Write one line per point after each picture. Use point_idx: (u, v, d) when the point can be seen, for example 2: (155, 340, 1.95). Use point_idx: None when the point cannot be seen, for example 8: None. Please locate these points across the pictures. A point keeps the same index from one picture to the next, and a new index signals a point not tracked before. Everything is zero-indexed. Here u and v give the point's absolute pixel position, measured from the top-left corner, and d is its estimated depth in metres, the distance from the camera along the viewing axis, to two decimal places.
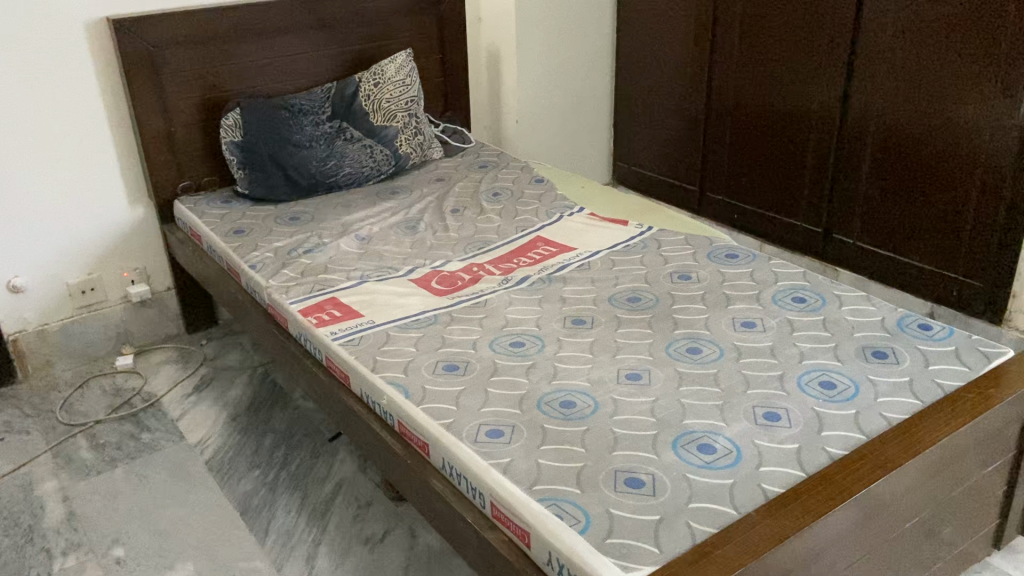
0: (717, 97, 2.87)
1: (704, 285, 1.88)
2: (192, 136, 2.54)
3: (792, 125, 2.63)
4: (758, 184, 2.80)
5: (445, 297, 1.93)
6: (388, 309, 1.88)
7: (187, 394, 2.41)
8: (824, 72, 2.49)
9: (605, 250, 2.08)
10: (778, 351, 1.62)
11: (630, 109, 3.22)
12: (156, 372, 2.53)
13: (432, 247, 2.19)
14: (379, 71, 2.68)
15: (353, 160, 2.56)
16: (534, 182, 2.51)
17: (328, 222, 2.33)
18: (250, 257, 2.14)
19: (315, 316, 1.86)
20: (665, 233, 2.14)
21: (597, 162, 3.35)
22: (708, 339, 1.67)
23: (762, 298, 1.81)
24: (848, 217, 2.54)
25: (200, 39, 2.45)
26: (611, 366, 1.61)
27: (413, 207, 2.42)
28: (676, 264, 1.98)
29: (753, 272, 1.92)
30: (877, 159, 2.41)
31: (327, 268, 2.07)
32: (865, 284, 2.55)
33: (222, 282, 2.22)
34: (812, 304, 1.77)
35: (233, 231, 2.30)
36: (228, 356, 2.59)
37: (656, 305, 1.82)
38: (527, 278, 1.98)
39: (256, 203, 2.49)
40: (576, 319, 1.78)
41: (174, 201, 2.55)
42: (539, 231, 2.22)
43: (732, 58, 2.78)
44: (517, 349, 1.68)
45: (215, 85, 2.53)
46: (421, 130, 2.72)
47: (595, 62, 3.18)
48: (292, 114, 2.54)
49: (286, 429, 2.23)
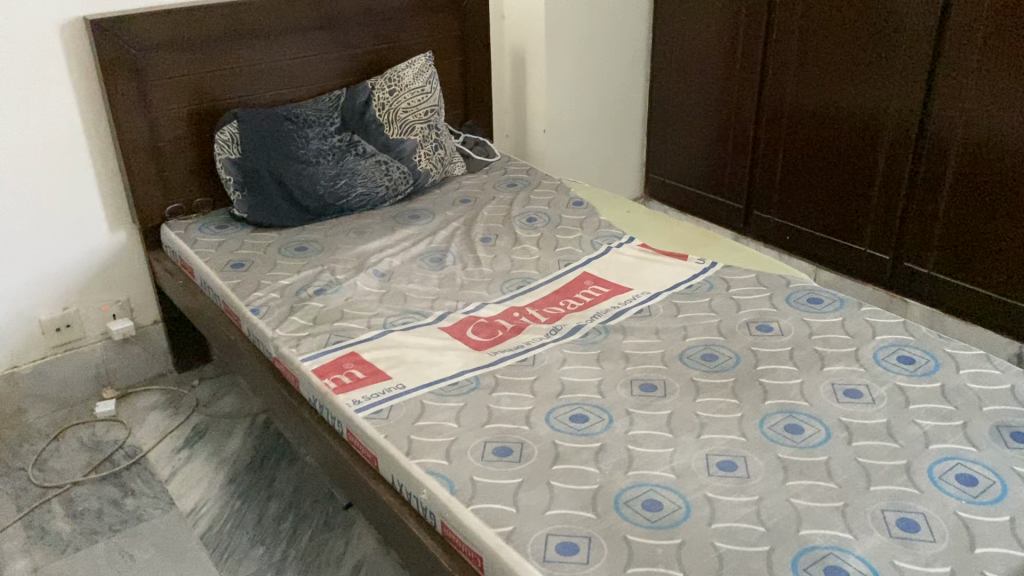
0: (769, 107, 2.61)
1: (790, 338, 1.61)
2: (183, 151, 2.24)
3: (859, 140, 2.36)
4: (817, 203, 2.54)
5: (486, 350, 1.65)
6: (420, 369, 1.59)
7: (176, 448, 2.14)
8: (899, 83, 2.22)
9: (665, 292, 1.81)
10: (897, 431, 1.34)
11: (669, 117, 2.97)
12: (143, 421, 2.25)
13: (463, 286, 1.90)
14: (396, 77, 2.39)
15: (365, 179, 2.27)
16: (572, 205, 2.24)
17: (342, 254, 2.04)
18: (252, 299, 1.85)
19: (333, 378, 1.58)
20: (732, 271, 1.86)
21: (626, 174, 3.09)
22: (809, 414, 1.39)
23: (862, 357, 1.53)
24: (922, 246, 2.27)
25: (194, 41, 2.15)
26: (696, 451, 1.33)
27: (437, 234, 2.13)
28: (752, 311, 1.70)
29: (844, 321, 1.65)
30: (960, 182, 2.14)
31: (343, 313, 1.79)
32: (939, 319, 2.28)
33: (220, 324, 1.94)
34: (924, 366, 1.49)
35: (231, 264, 2.01)
36: (224, 401, 2.32)
37: (738, 365, 1.54)
38: (580, 326, 1.70)
39: (257, 229, 2.18)
40: (645, 384, 1.51)
41: (162, 226, 2.26)
42: (584, 266, 1.94)
43: (788, 64, 2.51)
44: (579, 425, 1.40)
45: (211, 94, 2.23)
46: (441, 143, 2.42)
47: (629, 64, 2.90)
48: (296, 126, 2.24)
49: (294, 494, 1.95)
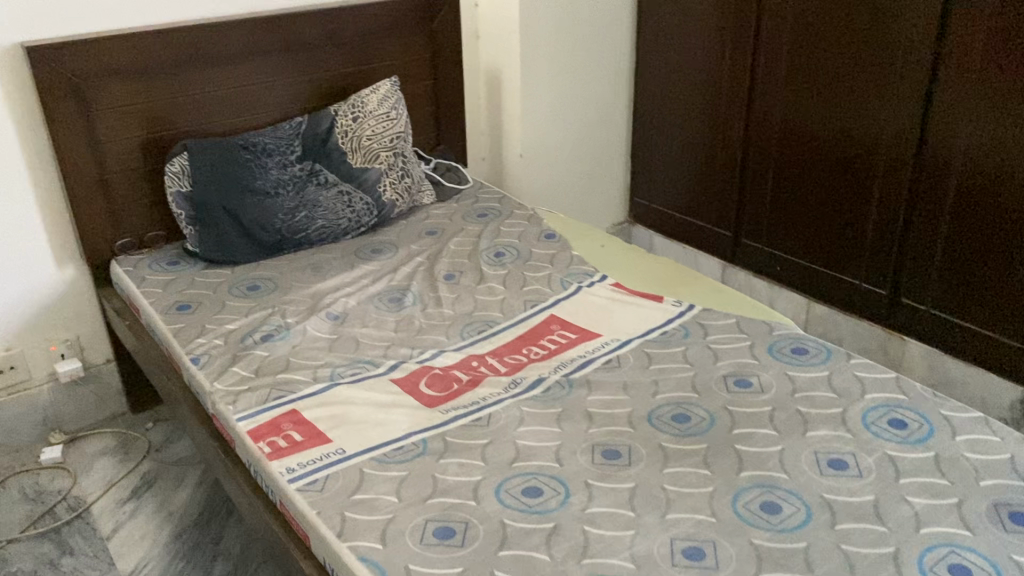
0: (758, 131, 2.47)
1: (771, 397, 1.47)
2: (133, 182, 2.10)
3: (852, 168, 2.22)
4: (809, 233, 2.39)
5: (437, 408, 1.50)
6: (364, 431, 1.44)
7: (122, 499, 2.00)
8: (894, 107, 2.08)
9: (637, 338, 1.67)
10: (885, 511, 1.20)
11: (654, 139, 2.84)
12: (90, 469, 2.10)
13: (421, 330, 1.76)
14: (359, 103, 2.28)
15: (326, 211, 2.14)
16: (545, 238, 2.11)
17: (295, 293, 1.90)
18: (193, 346, 1.71)
19: (268, 441, 1.43)
20: (710, 315, 1.73)
21: (611, 198, 2.96)
22: (788, 490, 1.25)
23: (848, 420, 1.39)
24: (920, 281, 2.12)
25: (142, 66, 2.02)
26: (660, 534, 1.19)
27: (398, 271, 1.99)
28: (730, 363, 1.57)
29: (831, 377, 1.51)
30: (960, 214, 1.99)
31: (288, 363, 1.64)
32: (938, 359, 2.13)
33: (162, 371, 1.80)
34: (916, 431, 1.35)
35: (176, 306, 1.87)
36: (178, 446, 2.18)
37: (712, 428, 1.40)
38: (542, 379, 1.56)
39: (209, 266, 2.05)
40: (608, 450, 1.36)
41: (111, 261, 2.12)
42: (552, 308, 1.80)
43: (778, 86, 2.37)
44: (532, 501, 1.26)
45: (162, 122, 2.10)
46: (408, 171, 2.30)
47: (611, 84, 2.77)
48: (253, 156, 2.11)
49: (241, 554, 1.81)
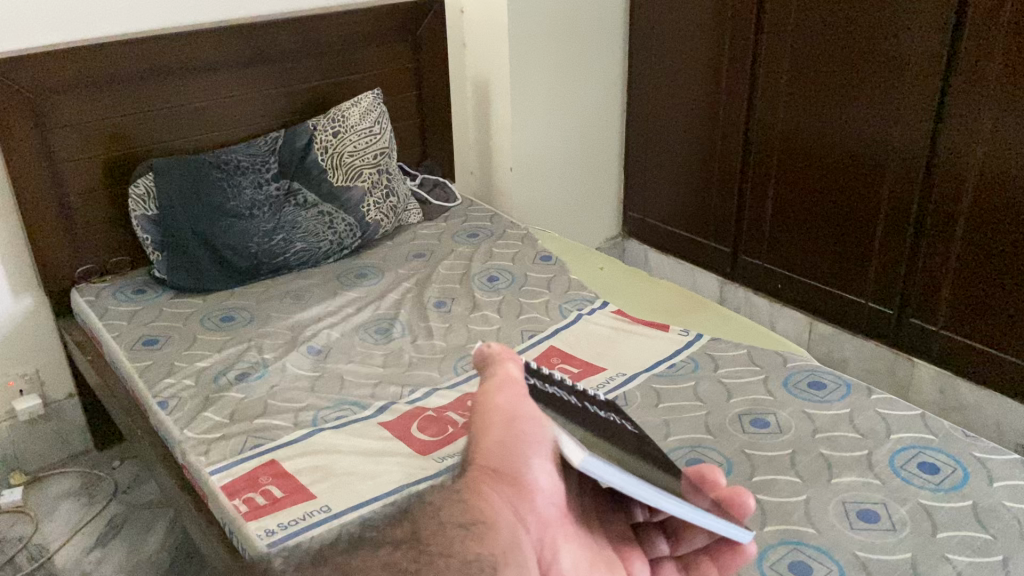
0: (758, 145, 2.38)
1: (792, 438, 1.36)
2: (97, 205, 1.95)
3: (859, 184, 2.13)
4: (812, 248, 2.31)
5: (431, 456, 1.36)
6: (351, 484, 1.30)
7: (89, 547, 1.83)
8: (903, 121, 1.99)
9: (643, 372, 1.56)
10: (926, 570, 1.10)
11: (648, 152, 2.74)
12: (51, 513, 1.93)
13: (411, 365, 1.63)
14: (340, 117, 2.15)
15: (306, 233, 2.00)
16: (541, 260, 2.03)
17: (273, 325, 1.77)
18: (161, 387, 1.57)
19: (244, 498, 1.29)
20: (719, 346, 1.64)
21: (602, 212, 2.86)
22: (817, 548, 1.14)
23: (876, 465, 1.29)
24: (931, 300, 2.04)
25: (105, 81, 1.88)
26: None
27: (384, 298, 1.87)
28: (744, 400, 1.47)
29: (853, 415, 1.41)
30: (973, 233, 1.91)
31: (267, 406, 1.50)
32: (950, 381, 2.05)
33: (126, 413, 1.65)
34: (951, 478, 1.26)
35: (142, 341, 1.72)
36: (147, 486, 2.02)
37: (730, 476, 1.28)
38: None
39: (178, 294, 1.90)
40: None
41: (72, 289, 1.97)
42: (551, 339, 1.69)
43: (778, 98, 2.28)
44: None
45: (128, 140, 1.96)
46: (392, 189, 2.18)
47: (603, 94, 2.66)
48: (225, 174, 1.98)
49: None
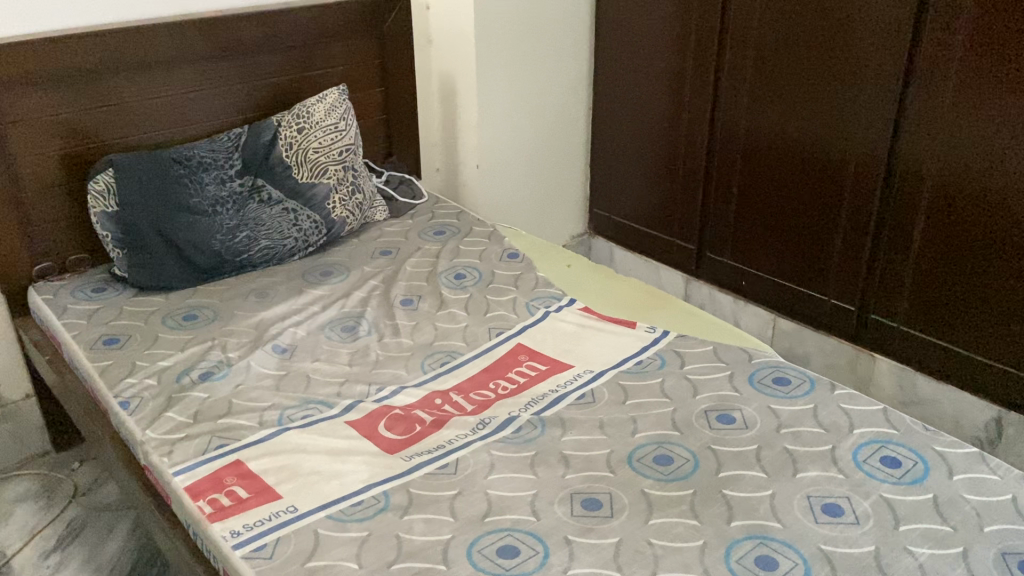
0: (723, 144, 2.41)
1: (756, 434, 1.38)
2: (54, 202, 1.90)
3: (820, 183, 2.17)
4: (775, 246, 2.34)
5: (398, 455, 1.36)
6: (317, 484, 1.29)
7: (46, 551, 1.78)
8: (864, 121, 2.03)
9: (611, 369, 1.57)
10: (887, 562, 1.12)
11: (614, 151, 2.76)
12: (7, 517, 1.87)
13: (378, 363, 1.62)
14: (305, 113, 2.12)
15: (270, 230, 1.98)
16: (507, 258, 2.03)
17: (236, 323, 1.74)
18: (121, 386, 1.53)
19: (209, 499, 1.26)
20: (685, 342, 1.66)
21: (569, 210, 2.87)
22: (782, 542, 1.16)
23: (839, 459, 1.32)
24: (891, 297, 2.09)
25: (62, 73, 1.83)
26: None
27: (351, 296, 1.85)
28: (710, 396, 1.48)
29: (816, 410, 1.44)
30: (931, 230, 1.96)
31: (231, 407, 1.48)
32: (909, 375, 2.10)
33: (85, 415, 1.61)
34: (910, 471, 1.29)
35: (102, 340, 1.68)
36: (108, 488, 1.97)
37: (696, 472, 1.30)
38: (512, 418, 1.44)
39: (139, 292, 1.86)
40: (588, 500, 1.25)
41: (29, 287, 1.91)
42: (519, 337, 1.69)
43: (742, 99, 2.31)
44: (509, 560, 1.14)
45: (87, 135, 1.91)
46: (359, 186, 2.16)
47: (569, 92, 2.67)
48: (187, 170, 1.94)
49: None
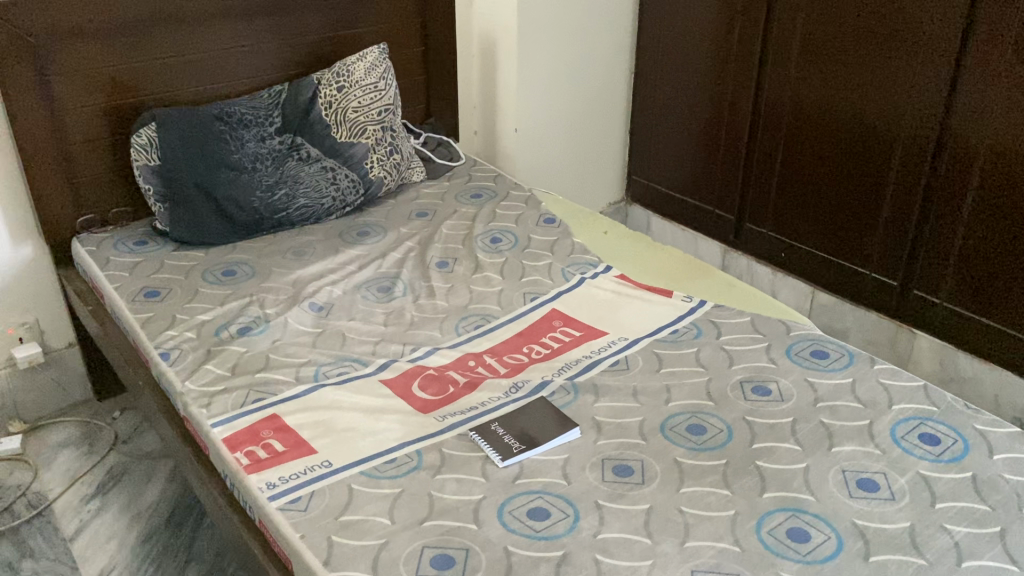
0: (767, 112, 2.34)
1: (792, 406, 1.36)
2: (97, 155, 1.93)
3: (868, 155, 2.11)
4: (817, 217, 2.29)
5: (431, 414, 1.37)
6: (352, 441, 1.30)
7: (87, 496, 1.84)
8: (916, 90, 1.96)
9: (646, 337, 1.56)
10: (922, 541, 1.10)
11: (655, 118, 2.71)
12: (51, 461, 1.94)
13: (413, 324, 1.63)
14: (345, 71, 2.11)
15: (308, 188, 1.99)
16: (544, 223, 2.02)
17: (274, 280, 1.76)
18: (162, 339, 1.56)
19: (246, 451, 1.29)
20: (722, 313, 1.64)
21: (607, 176, 2.83)
22: (815, 516, 1.15)
23: (877, 435, 1.30)
24: (935, 273, 2.03)
25: (106, 26, 1.84)
26: (678, 566, 1.07)
27: (387, 257, 1.86)
28: (746, 367, 1.47)
29: (855, 386, 1.41)
30: (981, 206, 1.89)
31: (269, 361, 1.50)
32: (950, 354, 2.05)
33: (126, 365, 1.64)
34: (949, 450, 1.26)
35: (143, 293, 1.71)
36: (147, 437, 2.02)
37: (730, 443, 1.29)
38: (546, 382, 1.44)
39: (180, 247, 1.89)
40: (619, 466, 1.25)
41: (73, 238, 1.95)
42: (554, 302, 1.68)
43: (790, 66, 2.24)
44: (539, 523, 1.14)
45: (130, 88, 1.92)
46: (397, 146, 2.15)
47: (612, 54, 2.62)
48: (229, 127, 1.95)
49: (217, 558, 1.66)
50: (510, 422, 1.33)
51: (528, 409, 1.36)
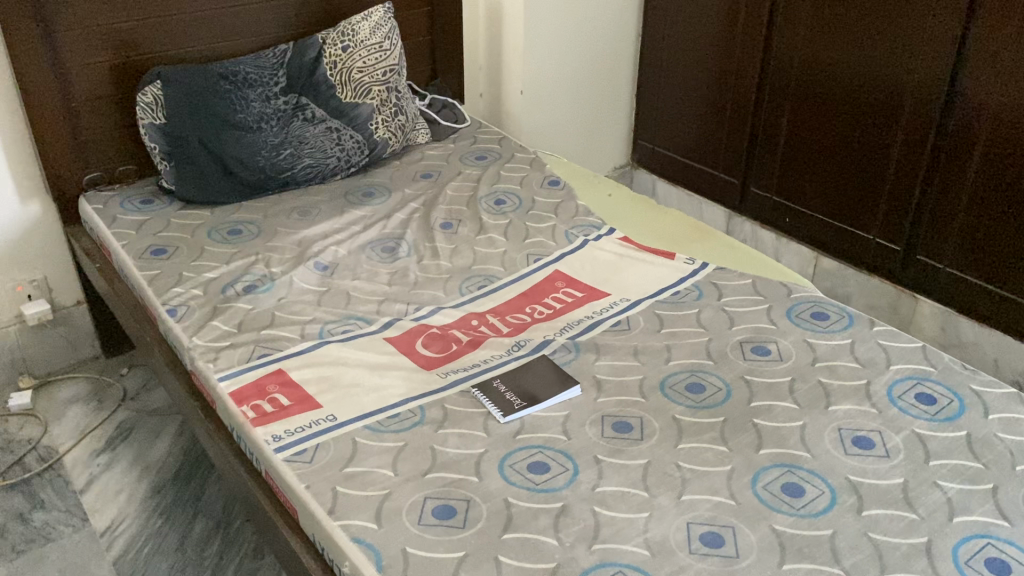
0: (775, 75, 2.32)
1: (791, 366, 1.38)
2: (103, 113, 1.93)
3: (874, 119, 2.09)
4: (822, 183, 2.28)
5: (435, 371, 1.39)
6: (357, 396, 1.33)
7: (97, 451, 1.87)
8: (925, 51, 1.93)
9: (648, 298, 1.57)
10: (914, 497, 1.13)
11: (661, 81, 2.69)
12: (61, 417, 1.97)
13: (417, 284, 1.64)
14: (350, 30, 2.10)
15: (313, 149, 1.99)
16: (549, 185, 2.02)
17: (280, 240, 1.77)
18: (168, 295, 1.58)
19: (252, 405, 1.31)
20: (724, 275, 1.65)
21: (613, 140, 2.82)
22: (810, 471, 1.17)
23: (875, 394, 1.31)
24: (937, 239, 2.04)
25: None
26: (675, 518, 1.10)
27: (391, 218, 1.87)
28: (747, 328, 1.48)
29: (854, 346, 1.43)
30: (986, 172, 1.88)
31: (274, 318, 1.52)
32: (951, 319, 2.06)
33: (133, 322, 1.66)
34: (945, 409, 1.28)
35: (150, 251, 1.72)
36: (155, 394, 2.05)
37: (727, 400, 1.31)
38: (548, 341, 1.45)
39: (186, 206, 1.90)
40: (619, 423, 1.27)
41: (80, 196, 1.96)
42: (557, 263, 1.69)
43: (798, 29, 2.21)
44: (539, 475, 1.17)
45: (134, 46, 1.91)
46: (402, 107, 2.15)
47: (619, 16, 2.59)
48: (233, 86, 1.95)
49: (224, 511, 1.70)
50: (511, 380, 1.35)
51: (529, 366, 1.38)
